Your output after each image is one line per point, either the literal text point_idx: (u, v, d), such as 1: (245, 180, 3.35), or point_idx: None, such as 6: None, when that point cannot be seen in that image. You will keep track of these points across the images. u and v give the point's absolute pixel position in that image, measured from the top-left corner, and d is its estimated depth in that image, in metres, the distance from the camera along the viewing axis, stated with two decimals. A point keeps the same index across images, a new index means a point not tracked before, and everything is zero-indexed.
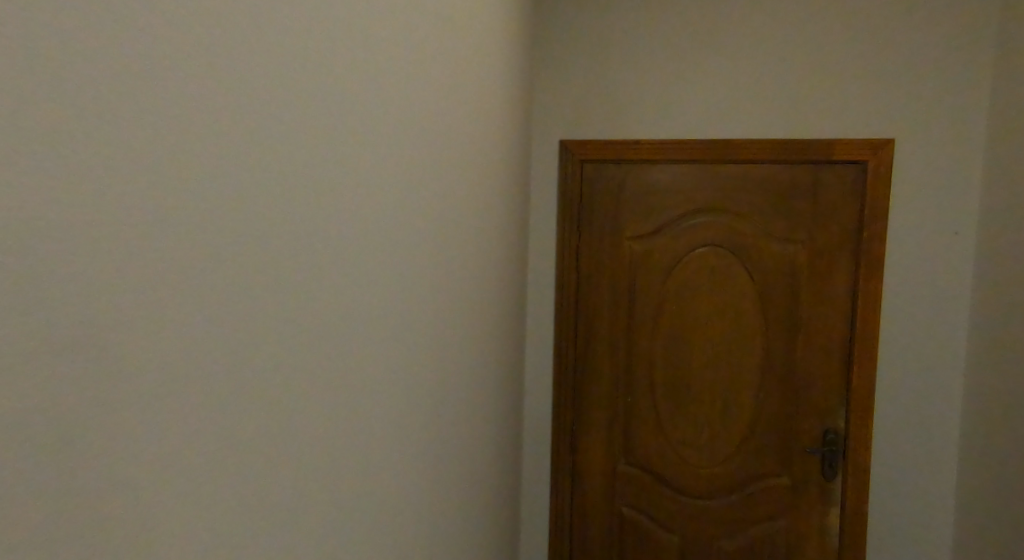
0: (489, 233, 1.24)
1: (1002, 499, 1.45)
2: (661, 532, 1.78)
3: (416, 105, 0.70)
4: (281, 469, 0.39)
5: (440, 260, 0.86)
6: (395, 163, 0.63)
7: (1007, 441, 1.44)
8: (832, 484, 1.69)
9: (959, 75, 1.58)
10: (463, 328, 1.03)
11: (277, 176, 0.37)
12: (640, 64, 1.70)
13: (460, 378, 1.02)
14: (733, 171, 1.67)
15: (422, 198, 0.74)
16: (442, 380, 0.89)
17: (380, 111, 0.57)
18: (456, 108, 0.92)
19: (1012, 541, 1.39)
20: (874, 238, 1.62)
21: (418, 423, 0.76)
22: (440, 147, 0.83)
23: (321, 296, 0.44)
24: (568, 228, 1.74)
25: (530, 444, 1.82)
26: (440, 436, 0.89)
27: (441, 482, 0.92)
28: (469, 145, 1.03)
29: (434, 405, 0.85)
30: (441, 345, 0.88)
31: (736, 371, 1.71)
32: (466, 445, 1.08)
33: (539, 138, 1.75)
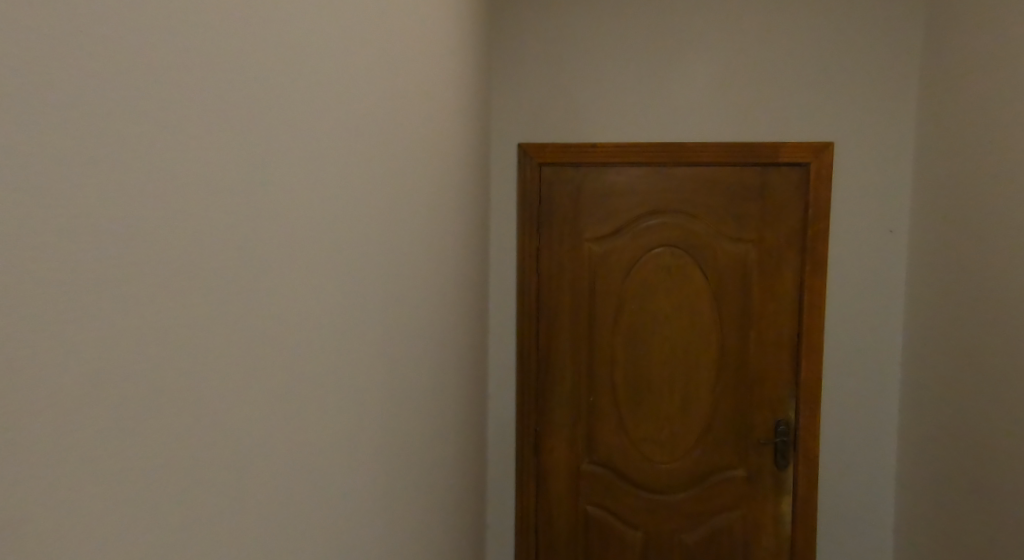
0: (449, 239, 1.24)
1: (940, 479, 1.55)
2: (624, 528, 1.81)
3: (368, 110, 0.70)
4: (240, 471, 0.39)
5: (399, 266, 0.86)
6: (346, 168, 0.62)
7: (942, 424, 1.54)
8: (784, 473, 1.76)
9: (890, 81, 1.68)
10: (424, 333, 1.03)
11: (231, 179, 0.37)
12: (594, 68, 1.73)
13: (422, 383, 1.02)
14: (686, 173, 1.73)
15: (376, 203, 0.74)
16: (403, 385, 0.89)
17: (328, 114, 0.57)
18: (412, 114, 0.92)
19: (951, 518, 1.49)
20: (818, 236, 1.70)
21: (378, 428, 0.76)
22: (396, 153, 0.83)
23: (265, 301, 0.43)
24: (528, 230, 1.76)
25: (493, 446, 1.83)
26: (402, 441, 0.90)
27: (404, 482, 0.91)
28: (425, 144, 1.02)
29: (395, 410, 0.85)
30: (402, 350, 0.88)
31: (694, 366, 1.76)
32: (430, 450, 1.08)
33: (497, 140, 1.77)
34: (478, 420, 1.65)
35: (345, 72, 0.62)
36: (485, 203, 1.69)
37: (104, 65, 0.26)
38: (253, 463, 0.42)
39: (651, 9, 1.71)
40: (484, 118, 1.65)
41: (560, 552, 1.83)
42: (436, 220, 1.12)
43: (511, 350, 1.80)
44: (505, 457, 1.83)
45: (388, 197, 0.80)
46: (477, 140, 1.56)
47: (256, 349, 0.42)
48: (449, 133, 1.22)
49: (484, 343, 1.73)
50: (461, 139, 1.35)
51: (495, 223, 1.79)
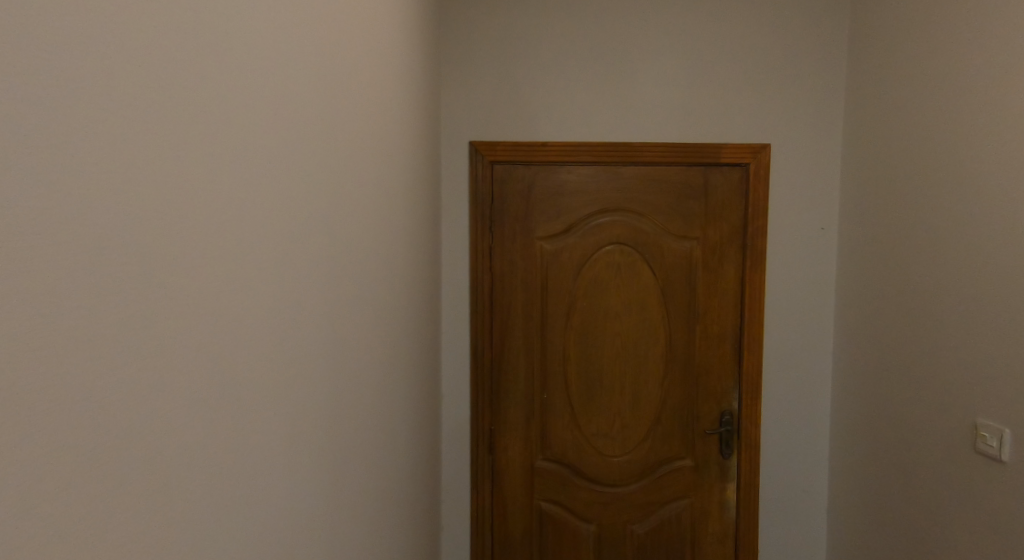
0: (399, 239, 1.23)
1: (876, 460, 1.65)
2: (577, 523, 1.84)
3: (315, 103, 0.67)
4: (185, 473, 0.38)
5: (349, 270, 0.84)
6: (293, 160, 0.60)
7: (878, 409, 1.64)
8: (728, 461, 1.84)
9: (820, 87, 1.78)
10: (375, 336, 1.01)
11: (175, 169, 0.36)
12: (544, 67, 1.75)
13: (374, 387, 1.00)
14: (634, 173, 1.77)
15: (323, 200, 0.71)
16: (353, 388, 0.87)
17: (272, 103, 0.54)
18: (360, 110, 0.90)
19: (890, 495, 1.60)
20: (757, 233, 1.78)
21: (328, 433, 0.74)
22: (344, 152, 0.81)
23: (205, 299, 0.41)
24: (480, 229, 1.76)
25: (446, 447, 1.81)
26: (353, 445, 0.87)
27: (357, 482, 0.90)
28: (375, 136, 1.00)
29: (346, 414, 0.83)
30: (352, 354, 0.86)
31: (643, 362, 1.80)
32: (381, 454, 1.06)
33: (447, 138, 1.75)
34: (431, 420, 1.63)
35: (291, 63, 0.59)
36: (435, 202, 1.67)
37: (32, 49, 0.25)
38: (202, 463, 0.40)
39: (598, 11, 1.74)
40: (433, 116, 1.64)
41: (515, 550, 1.84)
42: (387, 221, 1.10)
43: (464, 348, 1.80)
44: (458, 457, 1.82)
45: (336, 195, 0.77)
46: (427, 138, 1.54)
47: (201, 347, 0.40)
48: (399, 132, 1.20)
49: (437, 343, 1.71)
50: (411, 137, 1.34)
51: (445, 222, 1.77)
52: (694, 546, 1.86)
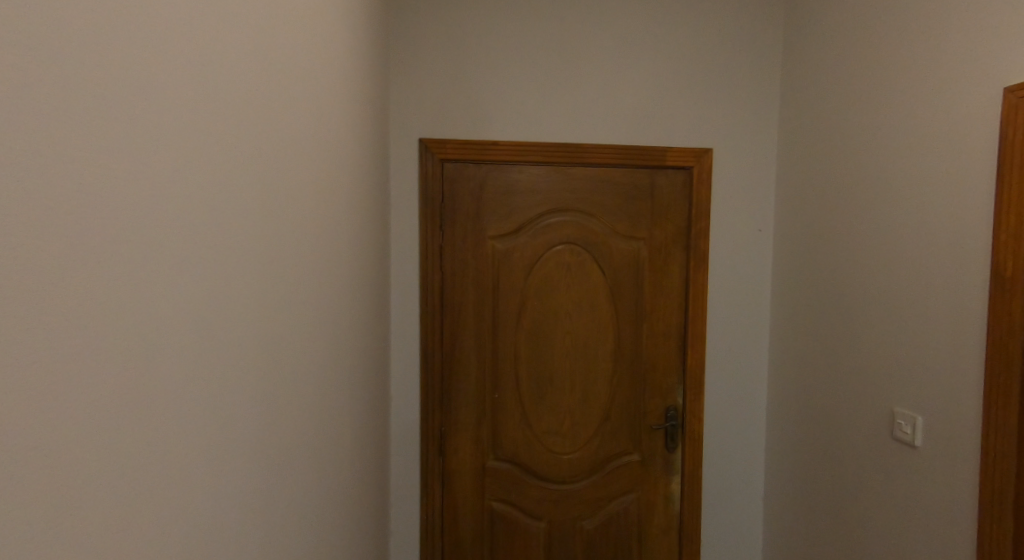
0: (347, 240, 1.19)
1: (809, 448, 1.75)
2: (528, 521, 1.85)
3: (259, 97, 0.64)
4: (105, 475, 0.36)
5: (293, 275, 0.81)
6: (236, 154, 0.56)
7: (811, 400, 1.74)
8: (673, 454, 1.91)
9: (756, 95, 1.87)
10: (321, 341, 0.97)
11: (97, 169, 0.34)
12: (494, 66, 1.75)
13: (319, 394, 0.96)
14: (583, 174, 1.80)
15: (266, 197, 0.68)
16: (298, 392, 0.84)
17: (212, 90, 0.50)
18: (306, 106, 0.86)
19: (822, 480, 1.70)
20: (700, 234, 1.85)
21: (272, 441, 0.71)
22: (289, 149, 0.77)
23: (115, 297, 0.37)
24: (431, 227, 1.74)
25: (394, 449, 1.78)
26: (298, 452, 0.84)
27: (304, 486, 0.87)
28: (323, 131, 0.97)
29: (291, 420, 0.79)
30: (297, 359, 0.83)
31: (593, 360, 1.84)
32: (328, 461, 1.03)
33: (396, 135, 1.72)
34: (380, 422, 1.60)
35: (233, 51, 0.56)
36: (385, 200, 1.64)
37: None
38: (129, 466, 0.38)
39: (549, 12, 1.76)
40: (382, 111, 1.60)
41: (466, 551, 1.83)
42: (334, 222, 1.07)
43: (414, 349, 1.77)
44: (407, 459, 1.79)
45: (280, 193, 0.74)
46: (376, 133, 1.50)
47: (129, 346, 0.38)
48: (347, 128, 1.17)
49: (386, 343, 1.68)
50: (360, 133, 1.30)
51: (394, 220, 1.74)
52: (642, 538, 1.91)
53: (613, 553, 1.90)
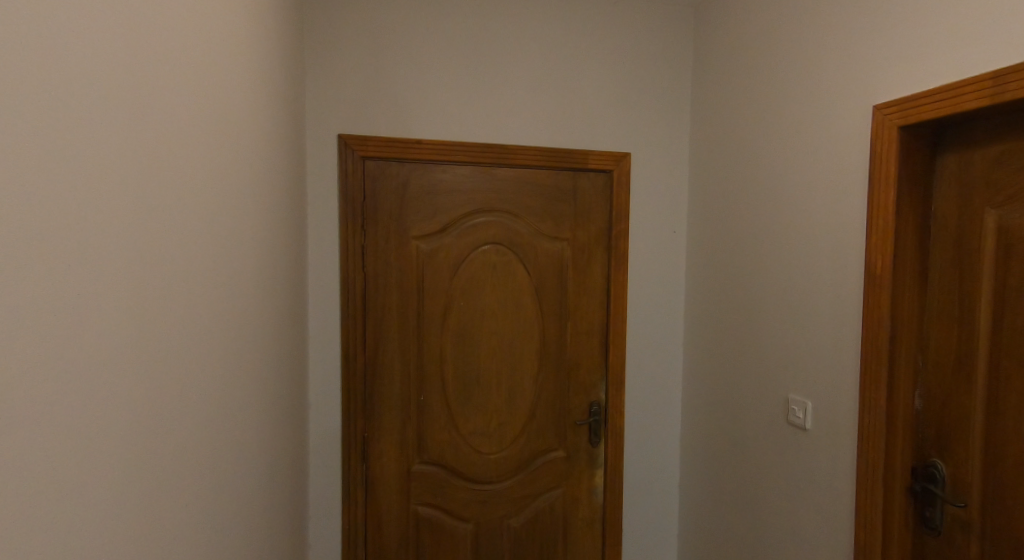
0: (261, 240, 1.11)
1: (718, 436, 1.87)
2: (455, 524, 1.84)
3: (151, 80, 0.57)
4: None
5: (203, 279, 0.74)
6: (111, 141, 0.50)
7: (720, 391, 1.86)
8: (596, 449, 1.97)
9: (668, 104, 1.97)
10: (233, 349, 0.90)
11: None
12: (417, 63, 1.72)
13: (232, 404, 0.89)
14: (509, 175, 1.81)
15: (166, 192, 0.61)
16: (210, 403, 0.77)
17: (69, 73, 0.44)
18: (217, 96, 0.80)
19: (730, 464, 1.82)
20: (621, 234, 1.92)
21: (178, 457, 0.64)
22: (196, 141, 0.70)
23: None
24: (351, 227, 1.68)
25: (313, 458, 1.70)
26: (210, 467, 0.77)
27: (215, 501, 0.80)
28: (234, 122, 0.90)
29: (201, 433, 0.73)
30: (208, 367, 0.76)
31: (519, 360, 1.85)
32: (242, 475, 0.96)
33: (313, 130, 1.65)
34: (299, 430, 1.53)
35: (106, 25, 0.49)
36: (301, 197, 1.56)
37: None
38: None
39: (471, 11, 1.75)
40: (298, 104, 1.52)
41: None
42: (247, 221, 0.99)
43: (334, 353, 1.70)
44: (326, 467, 1.71)
45: (185, 189, 0.67)
46: (291, 126, 1.43)
47: None
48: (259, 120, 1.10)
49: (303, 347, 1.60)
50: (274, 125, 1.23)
51: (311, 218, 1.66)
52: (568, 533, 1.95)
53: (539, 549, 1.92)
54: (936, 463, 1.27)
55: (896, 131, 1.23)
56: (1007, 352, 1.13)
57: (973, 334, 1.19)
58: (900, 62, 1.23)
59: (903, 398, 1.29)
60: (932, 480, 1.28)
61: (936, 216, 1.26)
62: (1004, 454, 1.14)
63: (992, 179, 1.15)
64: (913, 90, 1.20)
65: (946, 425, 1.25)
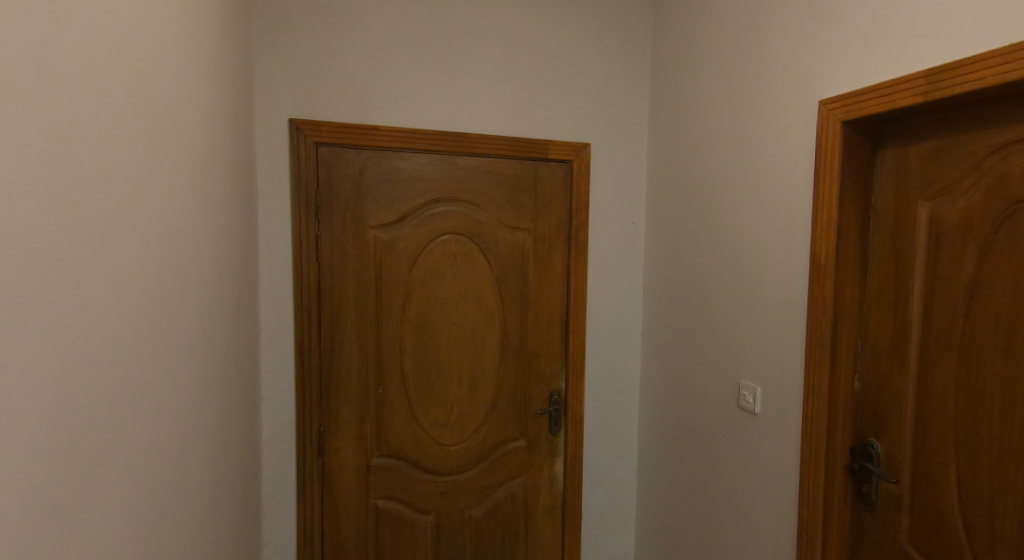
0: (205, 229, 1.06)
1: (673, 422, 1.92)
2: (415, 516, 1.82)
3: (21, 56, 0.55)
4: None
5: (111, 270, 0.70)
6: None
7: (675, 379, 1.90)
8: (556, 438, 1.99)
9: (627, 96, 1.98)
10: (164, 342, 0.85)
11: None
12: (372, 48, 1.67)
13: (162, 399, 0.84)
14: (469, 163, 1.78)
15: (38, 166, 0.57)
16: (117, 396, 0.71)
17: None
18: (132, 70, 0.75)
19: (684, 449, 1.87)
20: (581, 225, 1.93)
21: (48, 450, 0.59)
22: (96, 115, 0.66)
23: None
24: (304, 216, 1.62)
25: (265, 453, 1.65)
26: (118, 464, 0.72)
27: (142, 494, 0.77)
28: (167, 107, 0.86)
29: (97, 426, 0.67)
30: (115, 361, 0.71)
31: (479, 351, 1.84)
32: (179, 476, 0.91)
33: (262, 115, 1.58)
34: (251, 425, 1.48)
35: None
36: (250, 184, 1.50)
37: None
38: None
39: None
40: (246, 85, 1.46)
41: (348, 555, 1.76)
42: (184, 207, 0.94)
43: (287, 346, 1.65)
44: (280, 463, 1.67)
45: (76, 164, 0.63)
46: (240, 107, 1.36)
47: None
48: (202, 101, 1.04)
49: (254, 340, 1.54)
50: (220, 108, 1.17)
51: (261, 206, 1.60)
52: (528, 522, 1.97)
53: (499, 538, 1.93)
54: (872, 442, 1.34)
55: (841, 126, 1.27)
56: (938, 338, 1.20)
57: (907, 321, 1.26)
58: (845, 58, 1.27)
59: (844, 382, 1.35)
60: (869, 459, 1.35)
61: (876, 209, 1.32)
62: (933, 432, 1.22)
63: (926, 173, 1.21)
64: (856, 85, 1.25)
65: (882, 407, 1.32)
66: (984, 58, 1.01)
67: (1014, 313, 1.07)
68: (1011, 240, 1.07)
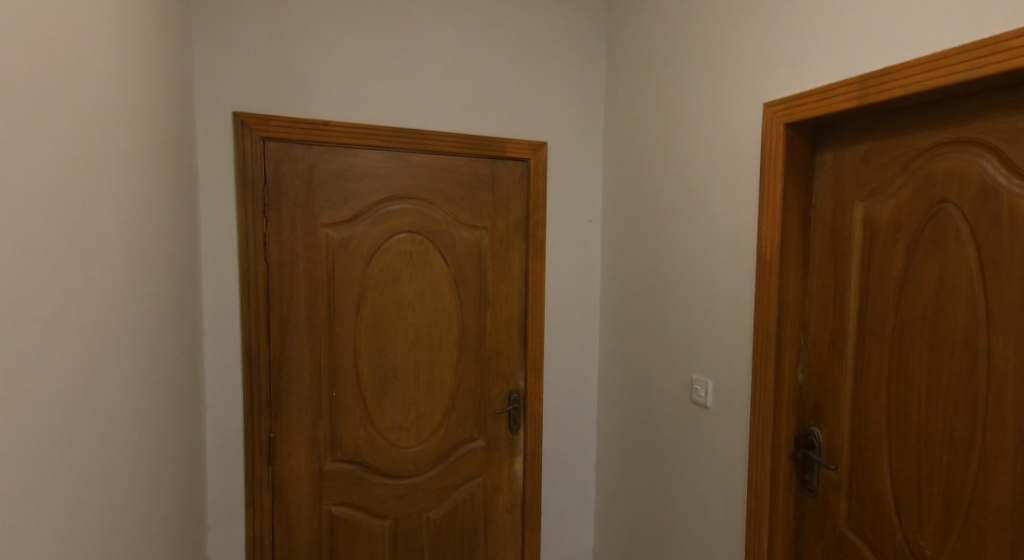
0: (143, 227, 1.00)
1: (630, 417, 1.95)
2: (371, 521, 1.78)
3: None
4: None
5: (29, 268, 0.65)
6: None
7: (631, 375, 1.93)
8: (516, 437, 1.98)
9: (582, 96, 1.99)
10: (95, 346, 0.80)
11: None
12: (321, 41, 1.61)
13: (93, 403, 0.79)
14: (425, 160, 1.75)
15: None
16: (39, 401, 0.66)
17: None
18: (53, 59, 0.70)
19: (640, 443, 1.90)
20: (538, 223, 1.93)
21: None
22: (8, 101, 0.61)
23: None
24: (251, 213, 1.56)
25: (210, 460, 1.57)
26: (36, 474, 0.66)
27: (71, 493, 0.73)
28: (95, 94, 0.80)
29: (9, 438, 0.61)
30: (36, 365, 0.66)
31: (437, 351, 1.82)
32: (112, 490, 0.84)
33: (204, 108, 1.50)
34: (194, 432, 1.40)
35: None
36: (191, 179, 1.42)
37: None
38: None
39: None
40: (184, 75, 1.38)
41: None
42: (119, 203, 0.88)
43: (233, 349, 1.58)
44: (228, 470, 1.59)
45: None
46: (180, 98, 1.29)
47: None
48: (137, 93, 0.98)
49: (197, 343, 1.47)
50: (159, 96, 1.11)
51: (203, 202, 1.52)
52: (487, 522, 1.95)
53: (458, 539, 1.91)
54: (814, 431, 1.39)
55: (784, 129, 1.32)
56: (872, 331, 1.26)
57: (845, 315, 1.31)
58: (788, 62, 1.32)
59: (788, 374, 1.40)
60: (811, 447, 1.40)
61: (816, 208, 1.37)
62: (867, 420, 1.28)
63: (862, 173, 1.26)
64: (798, 89, 1.30)
65: (823, 397, 1.37)
66: (909, 65, 1.06)
67: (938, 306, 1.13)
68: (935, 237, 1.14)
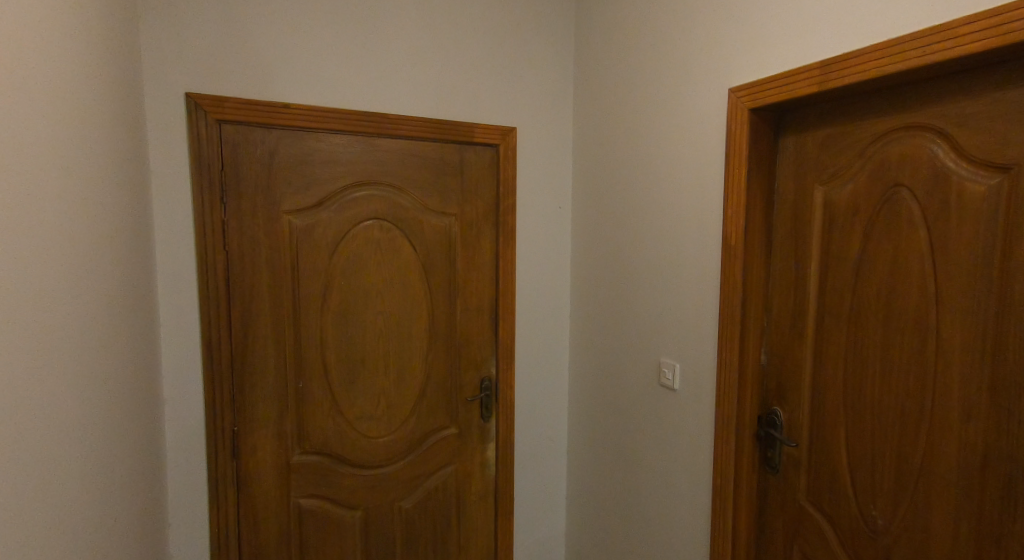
0: (93, 216, 0.95)
1: (599, 402, 1.97)
2: (341, 512, 1.75)
3: None
4: None
5: None
6: None
7: (601, 360, 1.94)
8: (487, 424, 1.98)
9: (550, 81, 1.97)
10: (45, 342, 0.76)
11: None
12: (279, 21, 1.55)
13: (44, 402, 0.75)
14: (392, 145, 1.71)
15: None
16: None
17: None
18: None
19: (610, 427, 1.92)
20: (508, 209, 1.92)
21: None
22: None
23: None
24: (207, 199, 1.49)
25: (170, 456, 1.52)
26: None
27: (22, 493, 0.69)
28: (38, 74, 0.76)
29: None
30: None
31: (406, 339, 1.79)
32: (67, 487, 0.81)
33: (154, 89, 1.43)
34: (153, 427, 1.35)
35: None
36: (142, 164, 1.36)
37: None
38: None
39: None
40: (132, 55, 1.31)
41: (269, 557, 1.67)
42: (66, 189, 0.83)
43: (193, 341, 1.52)
44: (189, 466, 1.54)
45: None
46: (128, 78, 1.23)
47: None
48: (84, 74, 0.92)
49: (153, 336, 1.41)
50: (107, 76, 1.06)
51: (156, 189, 1.45)
52: (460, 509, 1.95)
53: (431, 527, 1.90)
54: (776, 410, 1.43)
55: (748, 113, 1.33)
56: (830, 312, 1.29)
57: (805, 298, 1.34)
58: (754, 48, 1.32)
59: (751, 356, 1.43)
60: (773, 426, 1.44)
61: (778, 192, 1.39)
62: (825, 398, 1.31)
63: (822, 158, 1.29)
64: (762, 75, 1.31)
65: (784, 378, 1.41)
66: (866, 52, 1.08)
67: (891, 287, 1.17)
68: (889, 220, 1.17)
